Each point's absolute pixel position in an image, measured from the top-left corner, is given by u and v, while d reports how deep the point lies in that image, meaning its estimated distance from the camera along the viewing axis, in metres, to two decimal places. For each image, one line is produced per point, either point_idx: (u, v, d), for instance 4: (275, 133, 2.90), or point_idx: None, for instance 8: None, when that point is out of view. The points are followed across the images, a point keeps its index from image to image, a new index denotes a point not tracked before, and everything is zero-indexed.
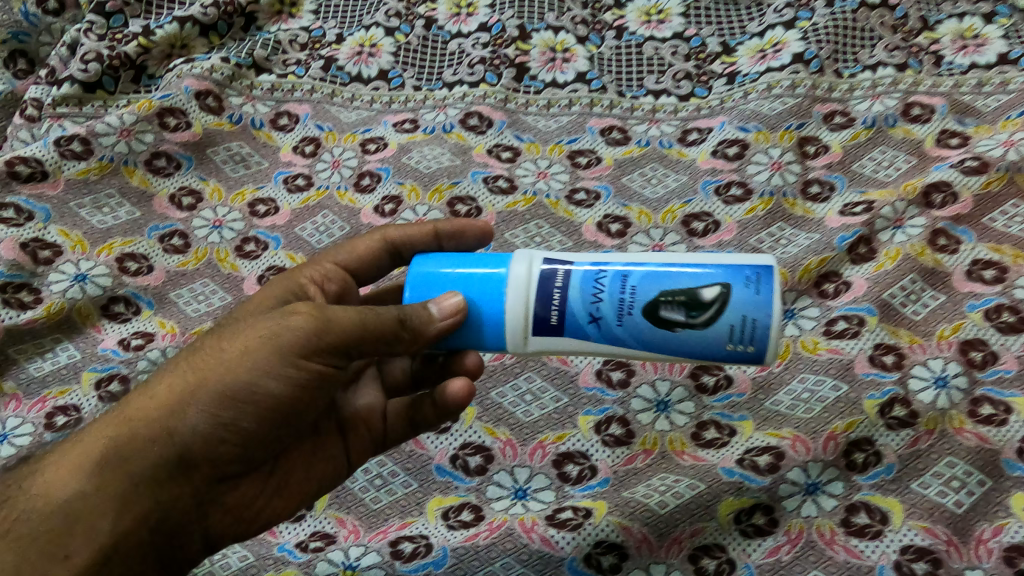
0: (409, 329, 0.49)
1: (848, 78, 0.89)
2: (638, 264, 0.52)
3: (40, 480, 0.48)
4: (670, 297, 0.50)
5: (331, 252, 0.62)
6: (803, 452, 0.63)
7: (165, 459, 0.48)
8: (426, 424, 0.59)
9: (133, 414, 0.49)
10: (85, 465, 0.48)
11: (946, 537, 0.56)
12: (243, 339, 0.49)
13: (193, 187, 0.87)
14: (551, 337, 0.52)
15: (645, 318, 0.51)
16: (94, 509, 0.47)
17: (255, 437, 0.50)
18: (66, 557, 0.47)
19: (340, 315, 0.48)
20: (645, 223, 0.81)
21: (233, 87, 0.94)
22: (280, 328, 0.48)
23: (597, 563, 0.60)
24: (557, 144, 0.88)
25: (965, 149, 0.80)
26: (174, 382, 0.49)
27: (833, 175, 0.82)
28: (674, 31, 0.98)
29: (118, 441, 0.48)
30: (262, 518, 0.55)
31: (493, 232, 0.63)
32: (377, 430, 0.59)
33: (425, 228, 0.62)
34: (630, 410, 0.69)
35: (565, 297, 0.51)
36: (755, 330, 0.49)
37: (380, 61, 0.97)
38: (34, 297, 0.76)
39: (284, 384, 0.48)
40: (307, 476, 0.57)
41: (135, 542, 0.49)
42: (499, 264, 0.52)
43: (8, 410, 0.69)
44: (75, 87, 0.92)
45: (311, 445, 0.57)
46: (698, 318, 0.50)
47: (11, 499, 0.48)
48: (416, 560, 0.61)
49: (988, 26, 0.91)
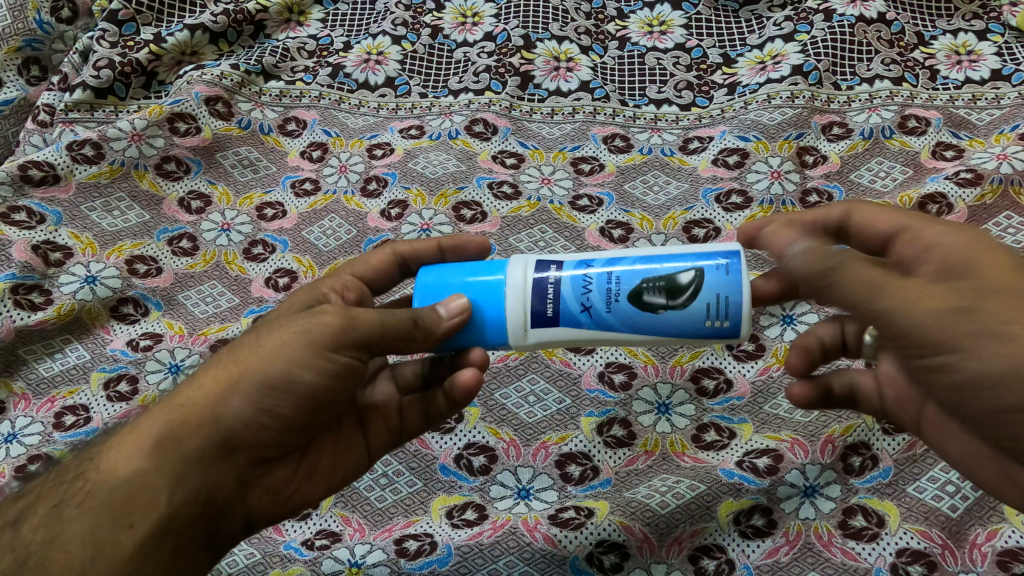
0: (421, 329, 0.51)
1: (845, 90, 0.91)
2: (620, 257, 0.54)
3: (105, 459, 0.49)
4: (651, 283, 0.52)
5: (348, 264, 0.62)
6: (800, 454, 0.64)
7: (212, 443, 0.48)
8: (443, 413, 0.59)
9: (184, 400, 0.50)
10: (144, 445, 0.48)
11: (941, 540, 0.58)
12: (279, 333, 0.49)
13: (202, 190, 0.88)
14: (548, 328, 0.53)
15: (631, 305, 0.52)
16: (153, 484, 0.47)
17: (292, 422, 0.50)
18: (129, 526, 0.46)
19: (364, 313, 0.49)
20: (647, 228, 0.82)
21: (242, 93, 0.96)
22: (312, 322, 0.49)
23: (599, 562, 0.61)
24: (561, 151, 0.90)
25: (960, 162, 0.83)
26: (220, 372, 0.50)
27: (832, 184, 0.83)
28: (676, 42, 1.00)
29: (174, 423, 0.49)
30: (295, 500, 0.55)
31: (491, 245, 0.64)
32: (395, 421, 0.59)
33: (430, 243, 0.62)
34: (632, 411, 0.70)
35: (559, 289, 0.53)
36: (728, 307, 0.51)
37: (387, 68, 0.99)
38: (44, 298, 0.77)
39: (320, 375, 0.49)
40: (333, 464, 0.57)
41: (186, 518, 0.48)
42: (495, 272, 0.54)
43: (18, 410, 0.70)
44: (87, 92, 0.94)
45: (335, 434, 0.57)
46: (678, 299, 0.51)
47: (78, 476, 0.49)
48: (421, 558, 0.62)
49: (982, 42, 0.94)
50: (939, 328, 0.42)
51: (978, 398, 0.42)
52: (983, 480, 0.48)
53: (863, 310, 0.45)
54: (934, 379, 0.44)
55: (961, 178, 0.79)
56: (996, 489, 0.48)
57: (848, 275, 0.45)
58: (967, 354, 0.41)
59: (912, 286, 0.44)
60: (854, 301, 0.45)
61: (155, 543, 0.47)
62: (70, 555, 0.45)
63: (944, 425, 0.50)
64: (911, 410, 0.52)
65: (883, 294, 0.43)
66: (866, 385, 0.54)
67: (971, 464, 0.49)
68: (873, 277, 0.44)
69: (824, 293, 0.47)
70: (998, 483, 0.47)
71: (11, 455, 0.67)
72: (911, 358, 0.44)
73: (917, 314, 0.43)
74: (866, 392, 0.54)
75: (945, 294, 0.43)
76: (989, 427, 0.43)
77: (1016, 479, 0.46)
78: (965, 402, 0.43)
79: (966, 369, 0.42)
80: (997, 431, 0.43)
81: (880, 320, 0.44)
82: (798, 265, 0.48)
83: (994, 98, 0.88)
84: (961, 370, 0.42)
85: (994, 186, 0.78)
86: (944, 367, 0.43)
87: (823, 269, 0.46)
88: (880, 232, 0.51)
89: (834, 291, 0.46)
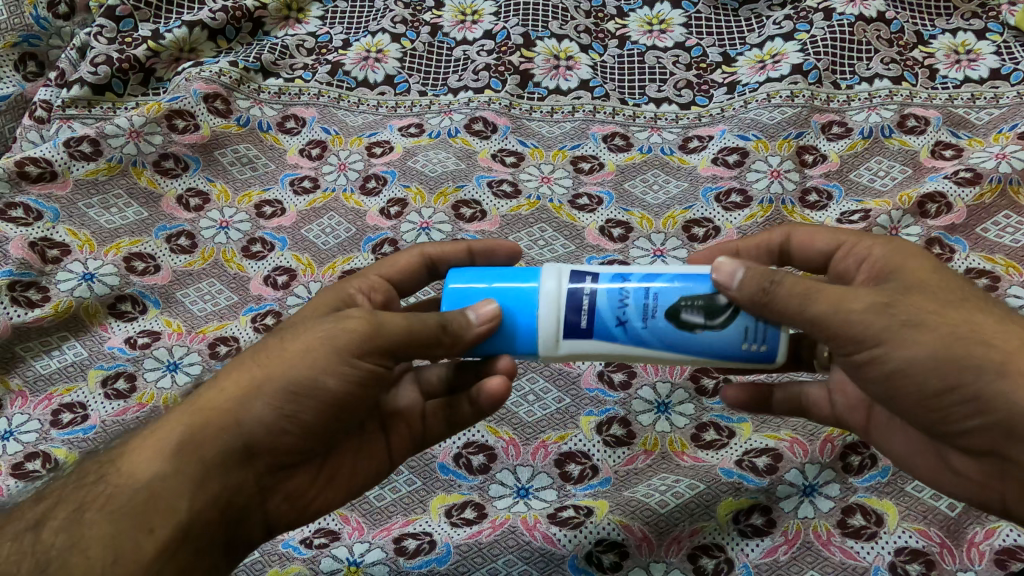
0: (450, 335, 0.49)
1: (845, 89, 0.91)
2: (659, 271, 0.52)
3: (124, 461, 0.48)
4: (691, 299, 0.50)
5: (373, 265, 0.61)
6: (800, 453, 0.64)
7: (233, 447, 0.49)
8: (467, 421, 0.58)
9: (205, 404, 0.50)
10: (165, 449, 0.48)
11: (940, 539, 0.58)
12: (303, 338, 0.49)
13: (200, 188, 0.88)
14: (581, 341, 0.51)
15: (669, 321, 0.50)
16: (174, 489, 0.47)
17: (313, 429, 0.50)
18: (151, 530, 0.46)
19: (392, 319, 0.49)
20: (647, 228, 0.82)
21: (241, 90, 0.95)
22: (337, 328, 0.48)
23: (598, 561, 0.60)
24: (561, 150, 0.90)
25: (959, 161, 0.83)
26: (242, 375, 0.50)
27: (831, 184, 0.83)
28: (676, 41, 1.00)
29: (196, 427, 0.49)
30: (314, 507, 0.55)
31: (522, 252, 0.63)
32: (418, 428, 0.58)
33: (459, 245, 0.62)
34: (632, 410, 0.70)
35: (594, 301, 0.50)
36: (767, 330, 0.49)
37: (386, 66, 0.98)
38: (41, 295, 0.77)
39: (343, 381, 0.48)
40: (354, 471, 0.56)
41: (206, 522, 0.48)
42: (529, 278, 0.52)
43: (14, 407, 0.70)
44: (85, 89, 0.93)
45: (357, 440, 0.56)
46: (717, 319, 0.50)
47: (97, 478, 0.48)
48: (420, 557, 0.62)
49: (981, 42, 0.94)
50: (870, 325, 0.46)
51: (910, 386, 0.46)
52: (926, 473, 0.54)
53: (800, 320, 0.47)
54: (869, 372, 0.47)
55: (960, 177, 0.79)
56: (937, 481, 0.53)
57: (783, 296, 0.47)
58: (893, 344, 0.45)
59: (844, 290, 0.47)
60: (793, 314, 0.47)
61: (175, 548, 0.47)
62: (91, 561, 0.45)
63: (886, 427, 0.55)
64: (857, 415, 0.57)
65: (815, 302, 0.46)
66: (816, 395, 0.59)
67: (915, 457, 0.54)
68: (803, 292, 0.46)
69: (765, 315, 0.48)
70: (939, 473, 0.53)
71: (6, 452, 0.67)
72: (845, 355, 0.48)
73: (847, 313, 0.46)
74: (817, 401, 0.59)
75: (872, 293, 0.47)
76: (921, 413, 0.47)
77: (954, 467, 0.52)
78: (896, 388, 0.47)
79: (895, 356, 0.45)
80: (929, 417, 0.47)
81: (815, 325, 0.47)
82: (738, 293, 0.48)
83: (993, 97, 0.88)
84: (891, 359, 0.46)
85: (993, 185, 0.78)
86: (876, 360, 0.46)
87: (761, 293, 0.47)
88: (821, 252, 0.57)
89: (773, 311, 0.48)
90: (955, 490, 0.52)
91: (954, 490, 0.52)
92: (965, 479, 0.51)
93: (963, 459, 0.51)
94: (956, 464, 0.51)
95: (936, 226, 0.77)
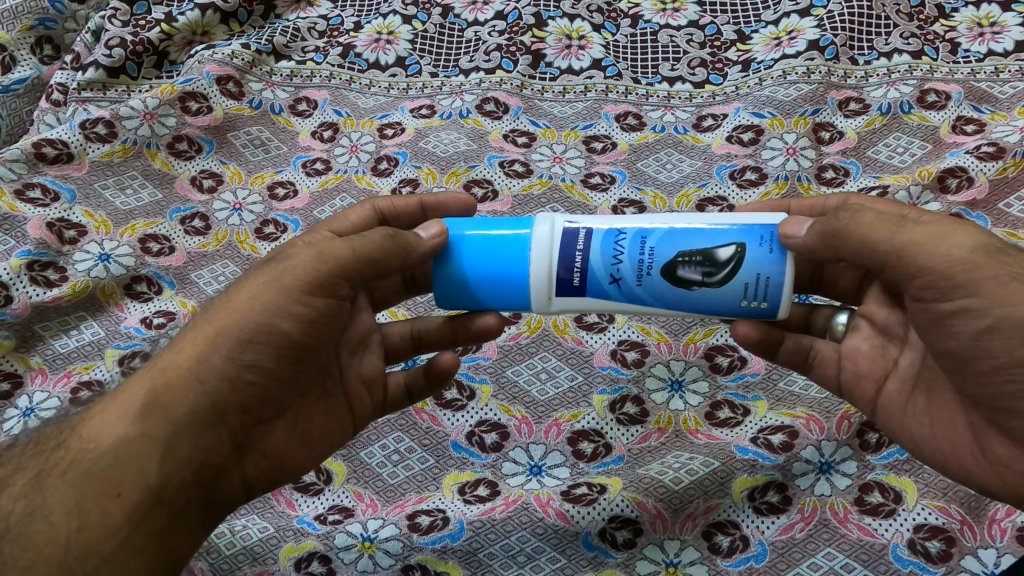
0: (398, 243, 0.52)
1: (863, 65, 0.90)
2: (655, 224, 0.52)
3: (86, 428, 0.48)
4: (687, 257, 0.50)
5: (325, 222, 0.62)
6: (816, 431, 0.64)
7: (199, 406, 0.49)
8: (424, 392, 0.61)
9: (167, 365, 0.50)
10: (129, 412, 0.48)
11: (960, 516, 0.57)
12: (249, 287, 0.50)
13: (214, 170, 0.88)
14: (573, 297, 0.53)
15: (663, 278, 0.51)
16: (138, 454, 0.47)
17: (278, 374, 0.51)
18: (117, 495, 0.46)
19: (334, 246, 0.51)
20: (660, 207, 0.81)
21: (253, 72, 0.96)
22: (280, 270, 0.50)
23: (612, 538, 0.60)
24: (572, 130, 0.89)
25: (981, 136, 0.81)
26: (198, 334, 0.50)
27: (848, 161, 0.82)
28: (689, 19, 0.99)
29: (157, 390, 0.49)
30: (291, 465, 0.55)
31: (475, 206, 0.64)
32: (378, 395, 0.60)
33: (411, 200, 0.63)
34: (645, 389, 0.70)
35: (586, 259, 0.52)
36: (767, 287, 0.50)
37: (397, 48, 0.98)
38: (59, 275, 0.77)
39: (297, 323, 0.50)
40: (324, 433, 0.57)
41: (179, 485, 0.48)
42: (521, 226, 0.53)
43: (34, 385, 0.71)
44: (100, 72, 0.94)
45: (327, 402, 0.57)
46: (715, 276, 0.50)
47: (59, 444, 0.48)
48: (433, 533, 0.62)
49: (1006, 13, 0.91)
50: (973, 265, 0.44)
51: (993, 351, 0.44)
52: (953, 462, 0.51)
53: (886, 248, 0.47)
54: (955, 326, 0.46)
55: (982, 152, 0.78)
56: (967, 473, 0.50)
57: (865, 222, 0.47)
58: (995, 297, 0.44)
59: (951, 226, 0.46)
60: (880, 242, 0.47)
61: (145, 512, 0.47)
62: (54, 527, 0.44)
63: (905, 408, 0.53)
64: (868, 388, 0.56)
65: (908, 231, 0.46)
66: (825, 353, 0.58)
67: (942, 442, 0.51)
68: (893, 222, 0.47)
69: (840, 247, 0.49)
70: (969, 461, 0.50)
71: (26, 429, 0.67)
72: (930, 304, 0.47)
73: (951, 247, 0.45)
74: (825, 360, 0.58)
75: (964, 247, 0.45)
76: (988, 380, 0.46)
77: (991, 454, 0.48)
78: (974, 353, 0.45)
79: (993, 309, 0.44)
80: (998, 387, 0.45)
81: (902, 258, 0.46)
82: (806, 238, 0.49)
83: (1018, 70, 0.86)
84: (984, 314, 0.44)
85: (1017, 159, 0.76)
86: (969, 310, 0.45)
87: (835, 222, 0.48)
88: None
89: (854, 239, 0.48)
90: (988, 481, 0.49)
91: (989, 482, 0.49)
92: (1001, 468, 0.48)
93: (1004, 446, 0.48)
94: (995, 451, 0.48)
95: (956, 202, 0.76)
